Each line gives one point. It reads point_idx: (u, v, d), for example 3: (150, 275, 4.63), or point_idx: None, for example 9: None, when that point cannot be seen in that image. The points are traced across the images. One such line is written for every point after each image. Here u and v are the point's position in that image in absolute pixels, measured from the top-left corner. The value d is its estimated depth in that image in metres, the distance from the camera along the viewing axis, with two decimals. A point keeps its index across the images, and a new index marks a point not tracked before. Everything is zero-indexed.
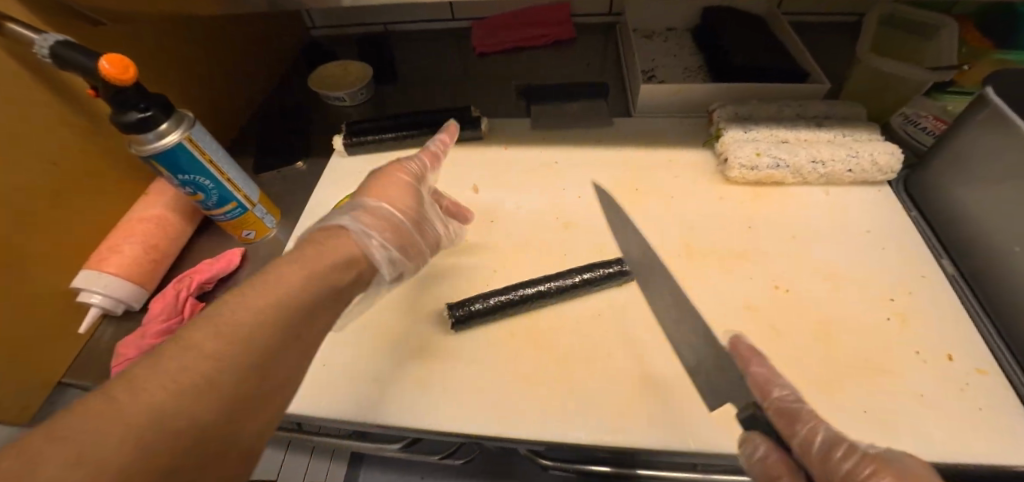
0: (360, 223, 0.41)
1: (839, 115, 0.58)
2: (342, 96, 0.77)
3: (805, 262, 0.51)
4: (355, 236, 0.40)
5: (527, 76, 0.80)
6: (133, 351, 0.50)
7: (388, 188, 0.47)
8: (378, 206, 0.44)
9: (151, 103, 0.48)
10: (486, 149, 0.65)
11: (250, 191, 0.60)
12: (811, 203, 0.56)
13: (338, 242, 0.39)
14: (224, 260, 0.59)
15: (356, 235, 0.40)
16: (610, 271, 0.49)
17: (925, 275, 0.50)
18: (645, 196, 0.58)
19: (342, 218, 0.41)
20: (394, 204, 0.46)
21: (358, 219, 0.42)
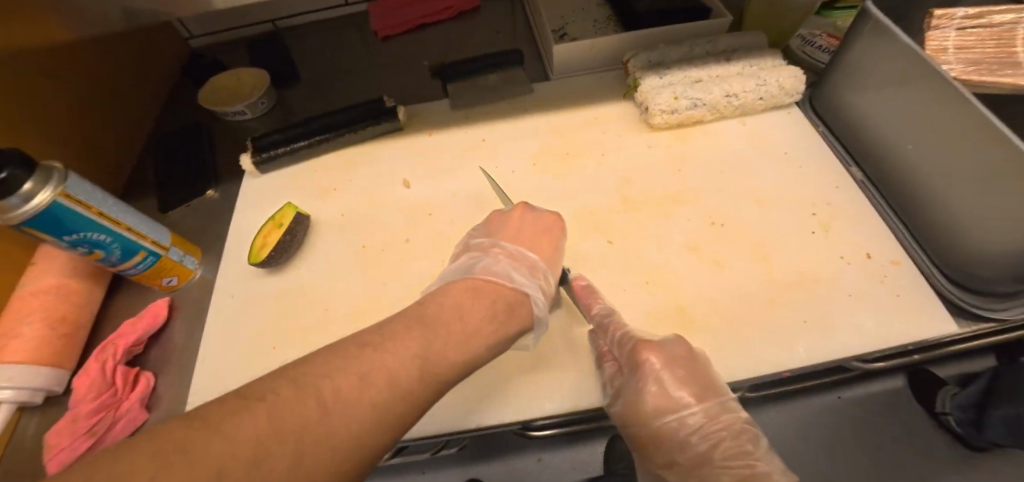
0: (504, 268, 0.43)
1: (743, 47, 0.60)
2: (241, 110, 0.70)
3: (736, 192, 0.54)
4: (510, 283, 0.42)
5: (436, 54, 0.76)
6: (67, 438, 0.45)
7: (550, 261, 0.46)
8: (521, 249, 0.45)
9: (2, 162, 0.40)
10: (409, 140, 0.62)
11: (159, 235, 0.54)
12: (731, 135, 0.58)
13: (483, 287, 0.41)
14: (148, 316, 0.54)
15: (514, 280, 0.42)
16: None
17: (839, 185, 0.54)
18: (577, 159, 0.58)
19: (497, 267, 0.43)
20: (546, 243, 0.47)
21: (510, 264, 0.44)
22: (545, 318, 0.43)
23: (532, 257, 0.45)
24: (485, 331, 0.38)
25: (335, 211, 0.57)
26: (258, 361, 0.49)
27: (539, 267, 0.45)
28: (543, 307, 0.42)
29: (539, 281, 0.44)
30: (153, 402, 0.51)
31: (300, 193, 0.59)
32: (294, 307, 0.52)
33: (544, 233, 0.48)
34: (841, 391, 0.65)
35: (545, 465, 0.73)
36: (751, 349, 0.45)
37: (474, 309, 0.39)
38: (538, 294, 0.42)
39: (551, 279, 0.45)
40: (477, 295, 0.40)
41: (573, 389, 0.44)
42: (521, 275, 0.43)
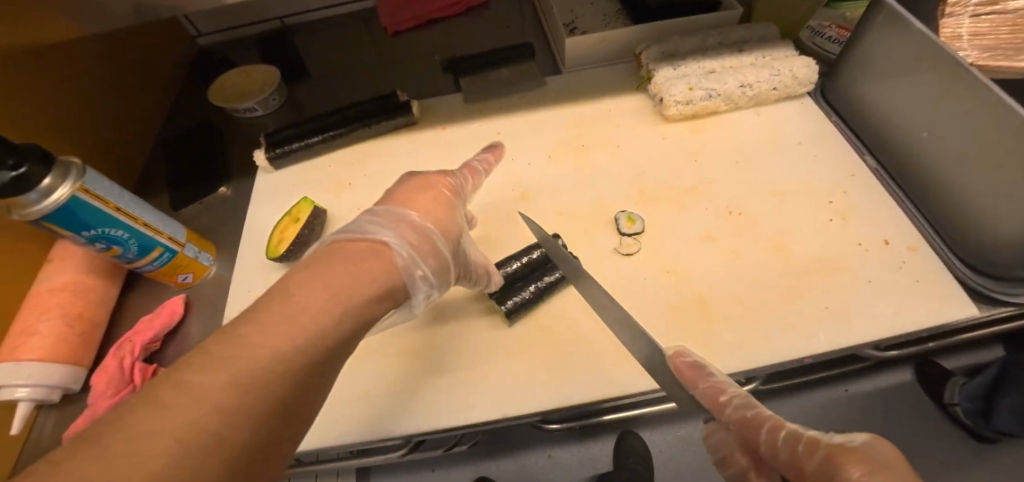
0: (365, 224, 0.39)
1: (755, 38, 0.60)
2: (252, 107, 0.70)
3: (751, 181, 0.54)
4: (364, 237, 0.38)
5: (445, 50, 0.76)
6: (87, 435, 0.45)
7: (433, 211, 0.44)
8: (397, 208, 0.42)
9: (22, 157, 0.40)
10: (423, 135, 0.62)
11: (174, 231, 0.53)
12: (745, 126, 0.59)
13: (344, 245, 0.37)
14: (165, 313, 0.54)
15: (371, 234, 0.38)
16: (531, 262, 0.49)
17: (854, 174, 0.54)
18: (592, 151, 0.58)
19: (354, 226, 0.39)
20: (420, 201, 0.43)
21: (390, 220, 0.40)
22: (418, 274, 0.39)
23: (407, 215, 0.42)
24: (342, 288, 0.34)
25: (350, 206, 0.57)
26: None
27: (411, 226, 0.41)
28: (410, 262, 0.38)
29: (400, 233, 0.40)
30: None
31: (315, 188, 0.59)
32: None
33: (420, 193, 0.44)
34: (847, 384, 0.69)
35: (556, 460, 0.70)
36: (772, 337, 0.45)
37: (334, 271, 0.35)
38: (400, 247, 0.38)
39: (433, 236, 0.41)
40: (333, 257, 0.36)
41: (597, 379, 0.44)
42: (396, 232, 0.40)
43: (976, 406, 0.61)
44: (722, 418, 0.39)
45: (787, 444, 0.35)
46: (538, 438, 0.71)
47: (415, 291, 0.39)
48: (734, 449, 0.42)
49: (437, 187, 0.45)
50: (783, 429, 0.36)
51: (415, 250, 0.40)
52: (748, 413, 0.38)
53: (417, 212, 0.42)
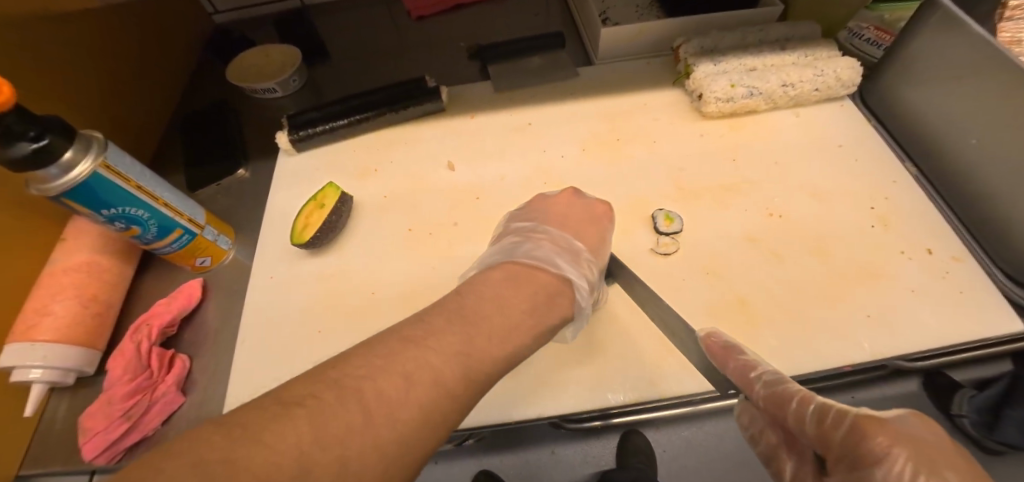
0: (548, 253, 0.40)
1: (797, 36, 0.58)
2: (272, 88, 0.67)
3: (791, 183, 0.53)
4: (551, 268, 0.38)
5: (472, 35, 0.74)
6: (103, 421, 0.43)
7: (582, 223, 0.44)
8: (566, 236, 0.42)
9: (43, 128, 0.38)
10: (452, 122, 0.60)
11: (194, 212, 0.51)
12: (784, 126, 0.57)
13: (523, 272, 0.37)
14: (182, 297, 0.52)
15: (559, 268, 0.39)
16: None
17: (896, 180, 0.53)
18: (626, 145, 0.56)
19: (537, 252, 0.40)
20: (592, 230, 0.44)
21: (551, 246, 0.41)
22: (584, 309, 0.40)
23: (576, 245, 0.42)
24: (525, 325, 0.33)
25: (376, 192, 0.55)
26: (303, 345, 0.47)
27: (583, 254, 0.42)
28: (584, 299, 0.39)
29: (580, 268, 0.41)
30: (187, 385, 0.49)
31: (339, 173, 0.57)
32: (339, 290, 0.50)
33: (588, 223, 0.45)
34: (854, 392, 0.54)
35: (559, 457, 0.60)
36: (813, 343, 0.44)
37: (517, 297, 0.35)
38: (580, 282, 0.39)
39: (594, 268, 0.42)
40: (523, 284, 0.36)
41: (635, 379, 0.43)
42: (567, 260, 0.40)
43: (983, 419, 0.49)
44: (752, 396, 0.37)
45: (813, 418, 0.32)
46: (541, 434, 0.62)
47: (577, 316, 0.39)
48: (760, 425, 0.39)
49: (601, 220, 0.45)
50: (812, 403, 0.33)
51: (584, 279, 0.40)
52: (778, 389, 0.35)
53: (581, 241, 0.43)
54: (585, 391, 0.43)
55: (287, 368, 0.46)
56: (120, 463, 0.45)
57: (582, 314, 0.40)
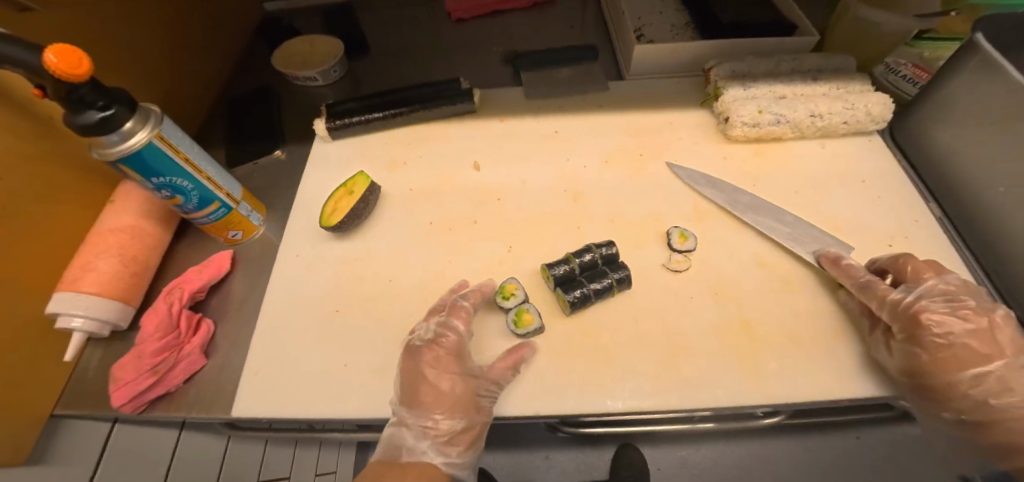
0: (395, 441, 0.42)
1: (831, 68, 0.59)
2: (313, 76, 0.70)
3: (812, 213, 0.53)
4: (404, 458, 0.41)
5: (508, 41, 0.76)
6: (132, 373, 0.46)
7: (420, 381, 0.43)
8: (406, 412, 0.43)
9: (110, 99, 0.41)
10: (481, 123, 0.62)
11: (232, 188, 0.55)
12: (809, 156, 0.57)
13: (382, 469, 0.41)
14: (214, 266, 0.55)
15: (409, 456, 0.42)
16: (588, 260, 0.49)
17: (918, 220, 0.52)
18: (649, 161, 0.58)
19: (390, 441, 0.42)
20: (432, 387, 0.43)
21: (399, 430, 0.42)
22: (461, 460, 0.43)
23: (426, 414, 0.42)
24: None
25: (402, 185, 0.58)
26: (323, 321, 0.50)
27: (433, 420, 0.42)
28: (450, 465, 0.42)
29: (437, 436, 0.42)
30: (210, 349, 0.52)
31: (370, 162, 0.60)
32: (360, 274, 0.52)
33: (424, 377, 0.43)
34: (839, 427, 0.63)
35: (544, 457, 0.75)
36: (815, 372, 0.44)
37: None
38: (438, 455, 0.42)
39: (451, 421, 0.43)
40: (392, 481, 0.40)
41: (636, 389, 0.44)
42: (417, 439, 0.42)
43: None
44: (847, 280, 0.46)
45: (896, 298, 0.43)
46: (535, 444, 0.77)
47: (461, 471, 0.43)
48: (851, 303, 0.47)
49: (444, 368, 0.44)
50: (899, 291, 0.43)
51: (445, 444, 0.43)
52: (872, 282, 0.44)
53: (428, 404, 0.43)
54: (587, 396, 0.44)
55: (306, 341, 0.49)
56: (143, 413, 0.48)
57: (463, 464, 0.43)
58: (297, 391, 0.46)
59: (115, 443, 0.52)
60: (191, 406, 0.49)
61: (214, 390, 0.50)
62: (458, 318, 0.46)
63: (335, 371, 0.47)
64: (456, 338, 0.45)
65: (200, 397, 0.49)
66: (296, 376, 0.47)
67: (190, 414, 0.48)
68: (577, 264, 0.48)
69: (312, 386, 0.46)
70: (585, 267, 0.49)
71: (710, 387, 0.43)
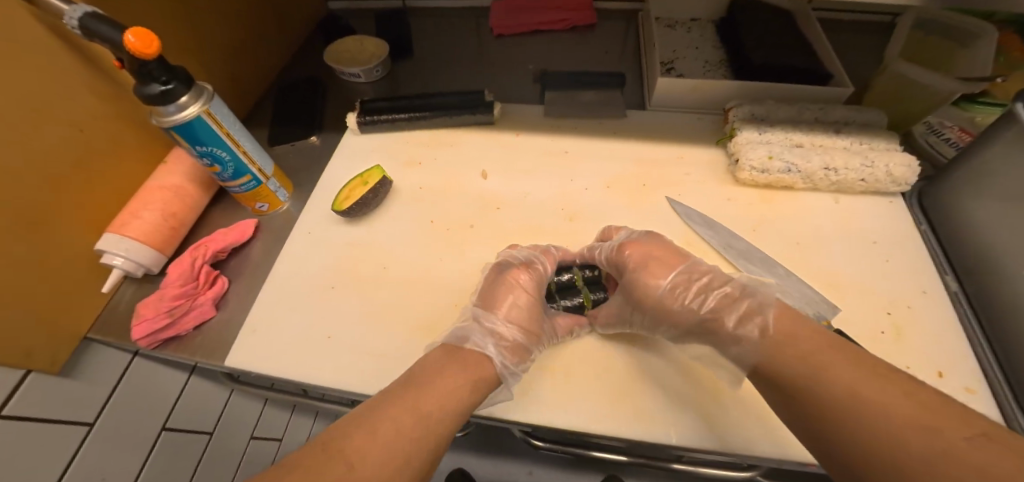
0: (463, 332, 0.45)
1: (859, 122, 0.57)
2: (357, 73, 0.76)
3: (809, 268, 0.52)
4: (469, 345, 0.44)
5: (542, 60, 0.79)
6: (151, 312, 0.53)
7: (502, 289, 0.49)
8: (482, 313, 0.47)
9: (172, 76, 0.48)
10: (497, 135, 0.65)
11: (264, 164, 0.61)
12: (819, 209, 0.56)
13: (450, 351, 0.43)
14: (237, 231, 0.61)
15: (476, 345, 0.44)
16: (564, 279, 0.52)
17: (926, 291, 0.50)
18: (651, 192, 0.58)
19: (460, 331, 0.45)
20: (512, 297, 0.48)
21: (469, 326, 0.46)
22: (511, 376, 0.44)
23: (495, 319, 0.46)
24: (441, 399, 0.38)
25: (414, 183, 0.62)
26: (318, 295, 0.54)
27: (505, 327, 0.46)
28: (507, 369, 0.44)
29: (501, 342, 0.45)
30: (221, 303, 0.58)
31: (389, 158, 0.65)
32: (359, 258, 0.57)
33: (502, 292, 0.48)
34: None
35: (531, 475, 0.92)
36: (776, 427, 0.43)
37: (435, 375, 0.39)
38: (497, 356, 0.44)
39: (518, 334, 0.46)
40: (451, 358, 0.42)
41: (589, 410, 0.44)
42: (484, 336, 0.45)
43: None
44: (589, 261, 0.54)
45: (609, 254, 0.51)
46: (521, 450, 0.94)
47: (509, 383, 0.44)
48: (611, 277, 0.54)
49: (522, 289, 0.49)
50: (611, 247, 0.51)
51: (506, 349, 0.45)
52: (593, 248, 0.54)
53: (505, 314, 0.47)
54: (540, 407, 0.45)
55: (300, 310, 0.53)
56: (155, 349, 0.54)
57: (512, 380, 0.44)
58: (282, 354, 0.50)
59: (132, 373, 0.60)
60: (195, 351, 0.55)
61: (215, 341, 0.55)
62: (551, 263, 0.51)
63: (318, 341, 0.51)
64: (540, 272, 0.50)
65: (204, 344, 0.55)
66: (284, 340, 0.51)
67: (192, 357, 0.54)
68: (555, 280, 0.52)
69: (295, 352, 0.50)
70: (561, 286, 0.52)
71: (662, 422, 0.43)
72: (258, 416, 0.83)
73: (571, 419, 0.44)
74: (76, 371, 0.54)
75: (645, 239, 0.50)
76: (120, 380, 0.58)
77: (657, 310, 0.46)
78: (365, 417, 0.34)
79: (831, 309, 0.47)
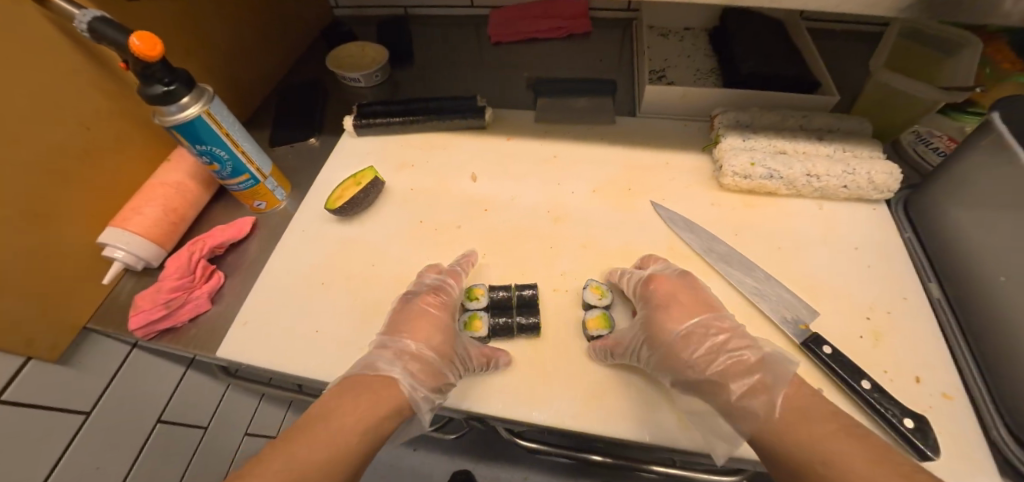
0: (371, 359, 0.43)
1: (843, 130, 0.57)
2: (356, 78, 0.79)
3: (790, 272, 0.52)
4: (374, 371, 0.42)
5: (537, 68, 0.81)
6: (148, 304, 0.55)
7: (411, 315, 0.47)
8: (391, 337, 0.45)
9: (175, 78, 0.50)
10: (488, 139, 0.67)
11: (262, 164, 0.63)
12: (802, 215, 0.56)
13: (353, 380, 0.41)
14: (235, 228, 0.63)
15: (380, 369, 0.42)
16: (528, 294, 0.51)
17: (907, 297, 0.50)
18: (636, 196, 0.59)
19: (365, 359, 0.43)
20: (421, 323, 0.47)
21: (377, 351, 0.44)
22: (423, 401, 0.42)
23: (404, 344, 0.45)
24: (351, 423, 0.37)
25: (406, 184, 0.64)
26: (308, 291, 0.56)
27: (411, 351, 0.44)
28: (415, 395, 0.42)
29: (408, 365, 0.43)
30: (217, 297, 0.60)
31: (383, 160, 0.66)
32: (349, 255, 0.58)
33: (416, 316, 0.47)
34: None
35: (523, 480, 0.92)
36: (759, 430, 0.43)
37: (341, 402, 0.38)
38: (405, 379, 0.42)
39: (427, 357, 0.44)
40: (353, 390, 0.40)
41: (565, 407, 0.45)
42: (392, 359, 0.43)
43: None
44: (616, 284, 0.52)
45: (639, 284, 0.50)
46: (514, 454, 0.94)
47: (420, 411, 0.42)
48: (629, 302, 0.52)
49: (431, 313, 0.48)
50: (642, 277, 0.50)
51: (414, 372, 0.43)
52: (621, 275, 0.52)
53: (413, 337, 0.46)
54: (519, 403, 0.46)
55: (290, 306, 0.55)
56: (152, 339, 0.56)
57: (422, 408, 0.42)
58: (271, 347, 0.52)
59: (130, 365, 0.62)
60: (190, 342, 0.57)
61: (210, 333, 0.57)
62: (459, 289, 0.51)
63: (306, 335, 0.52)
64: (448, 295, 0.50)
65: (199, 336, 0.57)
66: (273, 333, 0.53)
67: (187, 348, 0.56)
68: (518, 294, 0.51)
69: (283, 346, 0.52)
70: (522, 301, 0.51)
71: (637, 420, 0.44)
72: (252, 412, 0.86)
73: (548, 415, 0.45)
74: (76, 360, 0.56)
75: (679, 278, 0.49)
76: (117, 370, 0.60)
77: (667, 354, 0.44)
78: (319, 418, 0.37)
79: (810, 313, 0.48)
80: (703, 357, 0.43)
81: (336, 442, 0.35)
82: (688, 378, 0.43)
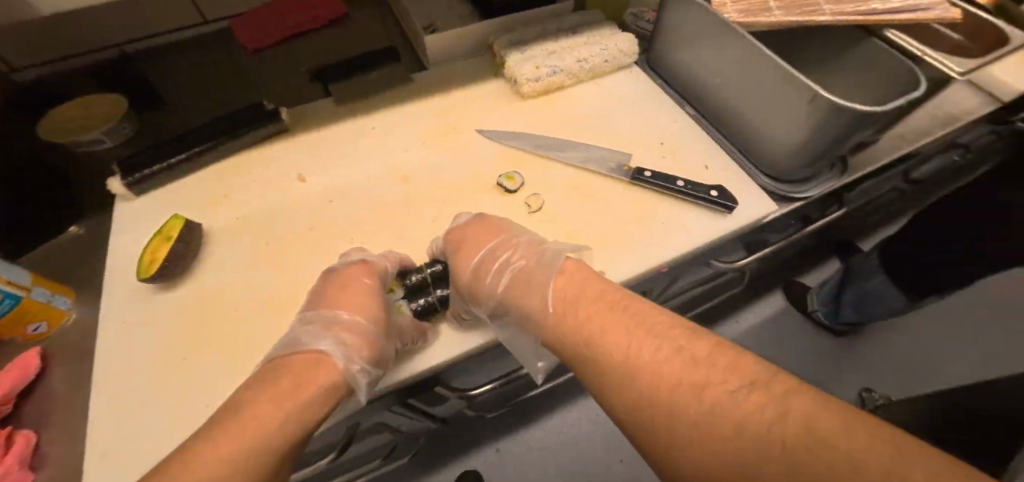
0: (296, 338, 0.41)
1: (584, 21, 0.70)
2: (99, 138, 0.63)
3: (601, 135, 0.63)
4: (301, 349, 0.40)
5: (314, 59, 0.76)
6: None
7: (341, 285, 0.46)
8: (322, 312, 0.43)
9: None
10: (296, 138, 0.62)
11: (15, 276, 0.51)
12: (587, 94, 0.68)
13: (271, 367, 0.38)
14: (15, 373, 0.55)
15: (307, 346, 0.40)
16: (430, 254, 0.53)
17: (676, 120, 0.65)
18: (461, 131, 0.63)
19: (288, 342, 0.41)
20: (354, 293, 0.45)
21: (303, 333, 0.41)
22: (360, 376, 0.40)
23: (343, 313, 0.43)
24: (267, 417, 0.33)
25: (229, 217, 0.56)
26: (169, 374, 0.46)
27: (348, 324, 0.43)
28: (351, 369, 0.40)
29: (340, 339, 0.41)
30: (34, 461, 0.52)
31: (186, 206, 0.56)
32: (199, 311, 0.49)
33: (344, 290, 0.45)
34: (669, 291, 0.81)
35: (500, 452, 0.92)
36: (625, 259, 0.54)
37: (245, 400, 0.34)
38: (339, 355, 0.40)
39: (364, 327, 0.43)
40: (268, 376, 0.37)
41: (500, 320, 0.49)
42: (320, 336, 0.41)
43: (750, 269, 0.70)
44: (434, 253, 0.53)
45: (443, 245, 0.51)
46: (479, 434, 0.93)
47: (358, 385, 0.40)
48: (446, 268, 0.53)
49: (363, 281, 0.46)
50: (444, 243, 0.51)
51: (349, 348, 0.41)
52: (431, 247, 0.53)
53: (350, 308, 0.44)
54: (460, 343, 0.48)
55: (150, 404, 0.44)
56: None
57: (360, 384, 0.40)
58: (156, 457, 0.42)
59: None
60: None
61: None
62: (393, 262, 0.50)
63: (193, 419, 0.43)
64: (381, 268, 0.49)
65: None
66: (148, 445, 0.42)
67: None
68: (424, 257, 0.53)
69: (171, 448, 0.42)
70: (432, 261, 0.54)
71: None
72: None
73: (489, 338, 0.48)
74: None
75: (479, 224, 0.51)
76: None
77: (469, 291, 0.48)
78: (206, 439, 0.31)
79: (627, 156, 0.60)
80: (493, 280, 0.47)
81: (229, 451, 0.30)
82: (489, 304, 0.46)
